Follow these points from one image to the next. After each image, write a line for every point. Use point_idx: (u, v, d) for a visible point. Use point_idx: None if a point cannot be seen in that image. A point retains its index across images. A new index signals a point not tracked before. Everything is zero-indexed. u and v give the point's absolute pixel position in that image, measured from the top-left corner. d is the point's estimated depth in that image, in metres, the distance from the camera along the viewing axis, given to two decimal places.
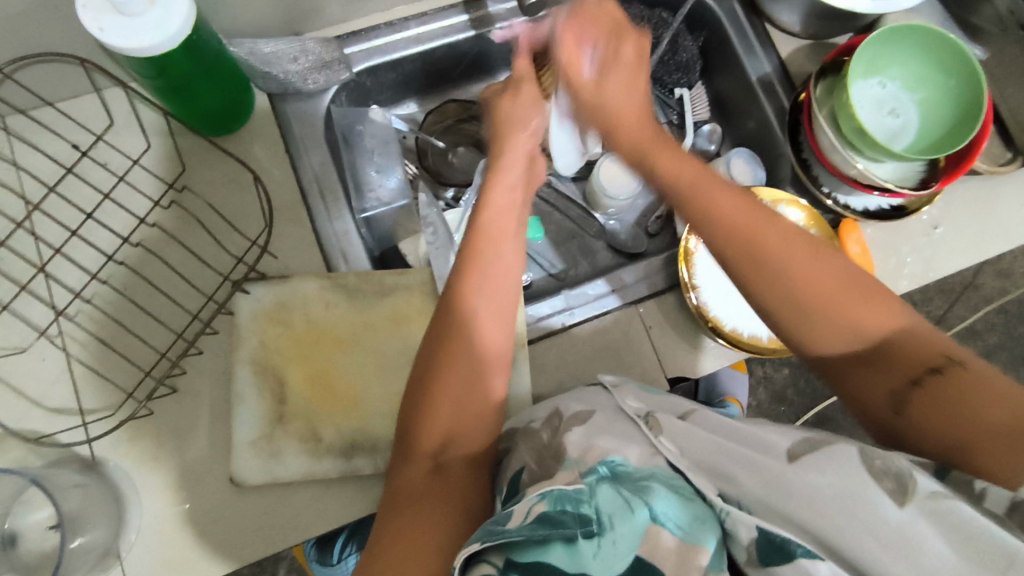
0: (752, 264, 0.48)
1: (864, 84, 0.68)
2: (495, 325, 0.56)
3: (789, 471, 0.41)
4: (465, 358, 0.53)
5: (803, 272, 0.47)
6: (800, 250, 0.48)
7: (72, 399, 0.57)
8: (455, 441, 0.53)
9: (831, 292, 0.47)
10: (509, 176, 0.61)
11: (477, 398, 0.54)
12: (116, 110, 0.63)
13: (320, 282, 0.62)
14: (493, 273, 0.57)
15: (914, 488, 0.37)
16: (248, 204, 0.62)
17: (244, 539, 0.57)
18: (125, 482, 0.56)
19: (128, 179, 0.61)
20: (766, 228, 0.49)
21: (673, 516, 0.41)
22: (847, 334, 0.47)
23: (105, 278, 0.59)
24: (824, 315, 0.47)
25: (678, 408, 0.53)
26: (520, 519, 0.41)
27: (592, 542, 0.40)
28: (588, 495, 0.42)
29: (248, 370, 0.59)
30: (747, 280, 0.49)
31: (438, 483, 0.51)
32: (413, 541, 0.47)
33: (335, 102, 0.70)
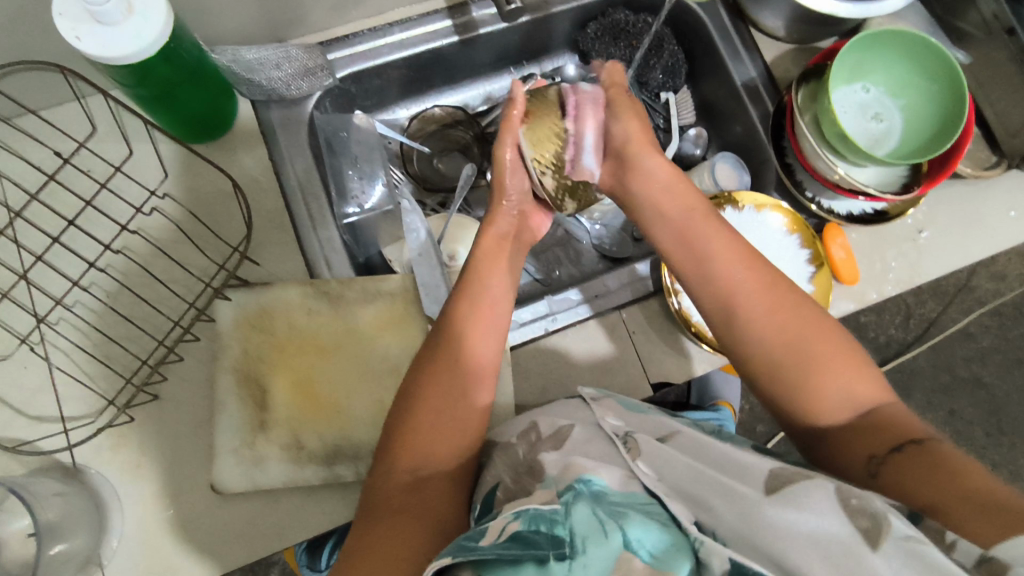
0: (758, 301, 0.54)
1: (847, 90, 0.68)
2: (488, 341, 0.57)
3: (766, 501, 0.41)
4: (455, 374, 0.55)
5: (800, 321, 0.53)
6: (802, 317, 0.53)
7: (55, 407, 0.57)
8: (433, 451, 0.53)
9: (824, 345, 0.51)
10: (503, 224, 0.63)
11: (464, 408, 0.54)
12: (99, 118, 0.63)
13: (302, 289, 0.62)
14: (488, 298, 0.58)
15: (888, 531, 0.37)
16: (229, 211, 0.62)
17: (226, 547, 0.56)
18: (107, 490, 0.56)
19: (110, 186, 0.61)
20: (778, 298, 0.54)
21: (646, 543, 0.41)
22: (837, 394, 0.50)
23: (88, 285, 0.59)
24: (815, 369, 0.50)
25: (660, 429, 0.53)
26: (493, 536, 0.41)
27: (564, 565, 0.39)
28: (563, 516, 0.42)
29: (229, 378, 0.59)
30: (747, 319, 0.54)
31: (415, 493, 0.51)
32: (395, 547, 0.47)
33: (319, 108, 0.69)
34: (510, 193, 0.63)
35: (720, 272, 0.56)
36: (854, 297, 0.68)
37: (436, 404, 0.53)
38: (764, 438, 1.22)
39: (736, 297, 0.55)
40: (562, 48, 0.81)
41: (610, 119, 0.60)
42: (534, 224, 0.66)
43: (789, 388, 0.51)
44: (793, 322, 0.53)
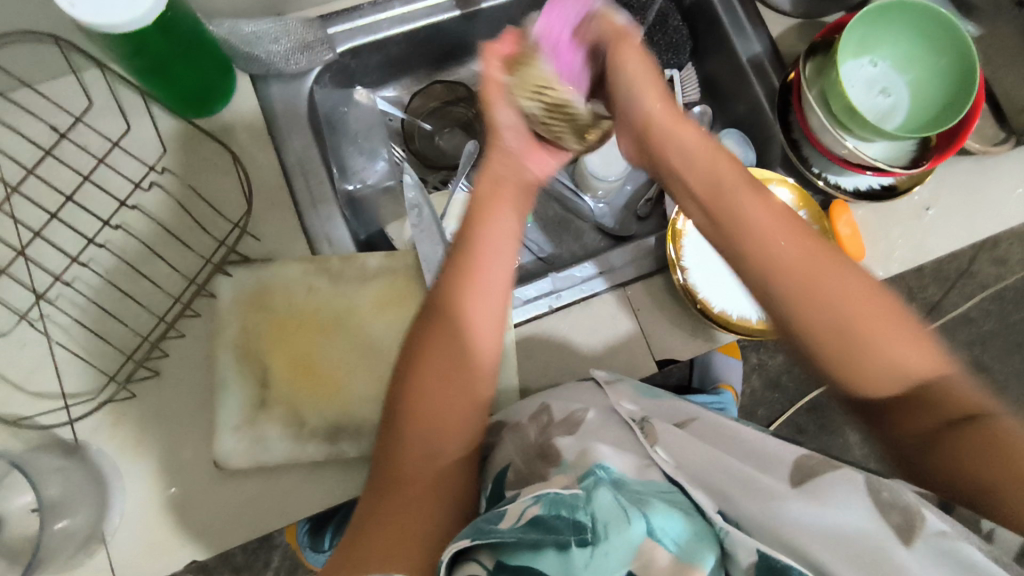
0: (801, 272, 0.47)
1: (855, 63, 0.66)
2: (485, 306, 0.53)
3: (790, 495, 0.41)
4: (451, 351, 0.52)
5: (852, 292, 0.46)
6: (855, 288, 0.46)
7: (54, 383, 0.57)
8: (442, 425, 0.51)
9: (875, 314, 0.45)
10: (501, 173, 0.57)
11: (466, 380, 0.52)
12: (95, 92, 0.62)
13: (304, 266, 0.61)
14: (482, 254, 0.54)
15: (922, 529, 0.37)
16: (229, 186, 0.62)
17: (229, 524, 0.56)
18: (108, 467, 0.56)
19: (108, 161, 0.61)
20: (816, 259, 0.47)
21: (671, 532, 0.40)
22: (891, 368, 0.45)
23: (87, 261, 0.58)
24: (870, 346, 0.45)
25: (675, 415, 0.55)
26: (513, 519, 0.41)
27: (585, 551, 0.40)
28: (584, 501, 0.41)
29: (231, 354, 0.58)
30: (784, 293, 0.47)
31: (428, 468, 0.51)
32: (403, 528, 0.48)
33: (318, 84, 0.68)
34: (505, 128, 0.55)
35: (743, 223, 0.49)
36: None
37: (433, 375, 0.51)
38: (765, 422, 1.22)
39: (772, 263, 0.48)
40: None
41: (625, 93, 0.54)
42: (533, 169, 0.58)
43: (830, 361, 0.46)
44: (842, 292, 0.46)
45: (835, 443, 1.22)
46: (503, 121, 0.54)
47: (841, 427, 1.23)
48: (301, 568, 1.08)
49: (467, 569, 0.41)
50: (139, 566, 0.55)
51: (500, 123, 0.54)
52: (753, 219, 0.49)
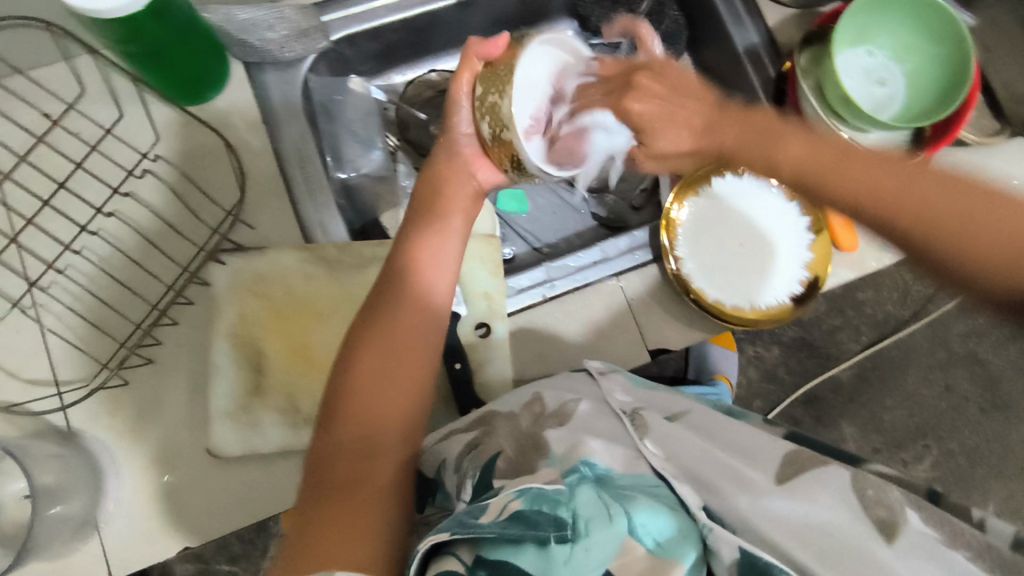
0: (912, 209, 0.44)
1: (852, 53, 0.66)
2: (435, 300, 0.54)
3: (773, 491, 0.42)
4: (392, 324, 0.51)
5: (953, 205, 0.44)
6: (987, 220, 0.43)
7: (48, 370, 0.57)
8: (380, 409, 0.49)
9: (953, 205, 0.43)
10: (461, 179, 0.59)
11: (408, 359, 0.51)
12: (88, 79, 0.61)
13: (298, 253, 0.61)
14: (430, 250, 0.55)
15: (903, 527, 0.40)
16: (223, 174, 0.62)
17: (223, 511, 0.56)
18: (101, 453, 0.56)
19: (101, 148, 0.60)
20: (932, 194, 0.44)
21: (653, 531, 0.40)
22: (997, 268, 0.43)
23: (80, 249, 0.58)
24: (972, 235, 0.43)
25: (669, 407, 0.54)
26: (494, 514, 0.39)
27: (565, 548, 0.38)
28: (567, 497, 0.40)
29: (225, 342, 0.58)
30: (937, 239, 0.44)
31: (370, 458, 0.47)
32: (349, 518, 0.44)
33: (313, 71, 0.68)
34: (461, 138, 0.58)
35: (846, 185, 0.45)
36: (854, 265, 0.67)
37: (373, 364, 0.50)
38: (761, 414, 1.22)
39: (889, 214, 0.44)
40: (561, 13, 0.80)
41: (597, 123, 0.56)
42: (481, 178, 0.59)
43: (970, 277, 0.44)
44: (964, 220, 0.43)
45: (830, 435, 1.23)
46: (460, 129, 0.58)
47: (836, 419, 1.23)
48: None
49: (442, 564, 0.39)
50: (132, 553, 0.55)
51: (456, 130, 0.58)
52: (857, 185, 0.45)
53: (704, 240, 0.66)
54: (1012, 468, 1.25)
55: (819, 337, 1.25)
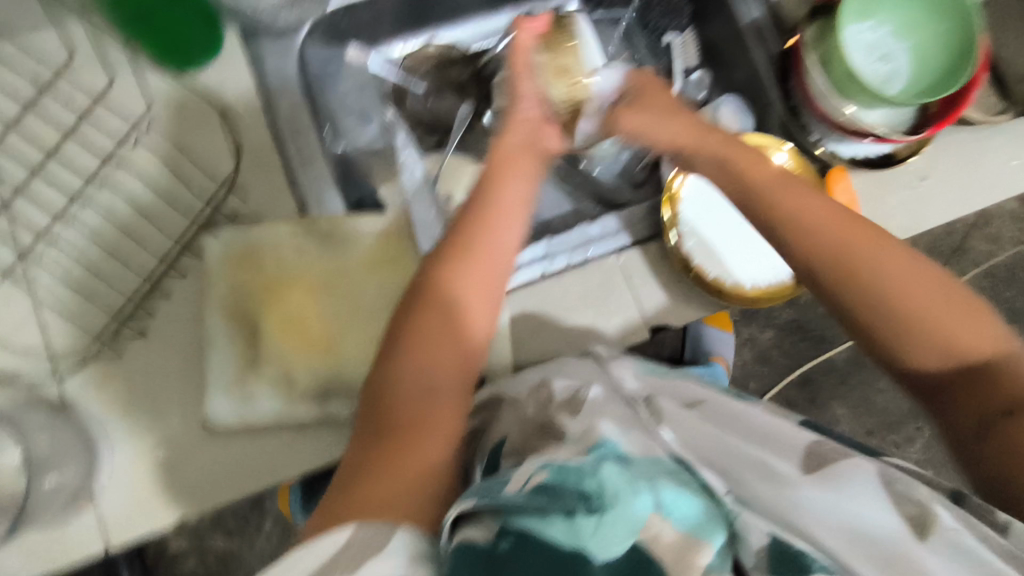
0: (851, 248, 0.50)
1: (857, 29, 0.64)
2: (486, 267, 0.52)
3: (804, 480, 0.42)
4: (445, 315, 0.50)
5: (934, 298, 0.49)
6: (902, 271, 0.50)
7: (40, 342, 0.56)
8: (429, 397, 0.49)
9: (933, 311, 0.49)
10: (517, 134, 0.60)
11: (457, 348, 0.50)
12: (75, 44, 0.59)
13: (292, 226, 0.60)
14: (495, 218, 0.54)
15: (936, 523, 0.39)
16: (217, 144, 0.60)
17: (218, 483, 0.56)
18: (95, 425, 0.55)
19: (91, 116, 0.59)
20: (865, 244, 0.51)
21: (681, 511, 0.40)
22: (939, 348, 0.49)
23: (71, 219, 0.57)
24: (938, 331, 0.49)
25: (684, 395, 0.56)
26: (518, 486, 0.41)
27: (593, 520, 0.39)
28: (591, 471, 0.41)
29: (219, 314, 0.58)
30: (864, 286, 0.50)
31: (417, 436, 0.47)
32: (404, 468, 0.45)
33: (308, 40, 0.66)
34: (524, 98, 0.63)
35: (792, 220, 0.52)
36: None
37: (424, 345, 0.50)
38: (755, 395, 1.23)
39: (842, 259, 0.50)
40: None
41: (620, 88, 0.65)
42: (548, 145, 0.63)
43: (870, 320, 0.50)
44: (895, 271, 0.50)
45: (823, 417, 1.24)
46: (526, 93, 0.63)
47: (829, 401, 1.24)
48: (293, 534, 1.09)
49: (463, 532, 0.40)
50: (126, 526, 0.54)
51: (522, 91, 0.63)
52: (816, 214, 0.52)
53: (704, 229, 0.66)
54: None
55: (814, 319, 1.25)
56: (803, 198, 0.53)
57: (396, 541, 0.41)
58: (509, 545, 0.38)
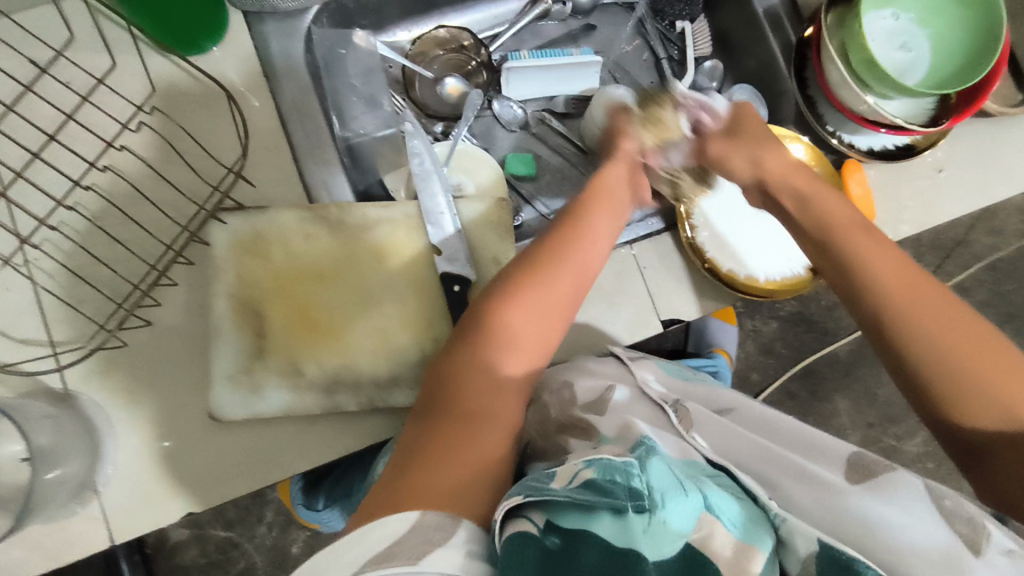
0: (906, 294, 0.50)
1: (875, 15, 0.64)
2: (572, 279, 0.53)
3: (850, 488, 0.43)
4: (530, 314, 0.52)
5: (1001, 367, 0.47)
6: (968, 330, 0.48)
7: (41, 330, 0.55)
8: (490, 403, 0.49)
9: (986, 358, 0.47)
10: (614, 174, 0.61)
11: (524, 355, 0.51)
12: (76, 24, 0.58)
13: (300, 214, 0.59)
14: (591, 233, 0.56)
15: (988, 540, 0.39)
16: (223, 129, 0.59)
17: (225, 474, 0.55)
18: (98, 416, 0.54)
19: (93, 99, 0.57)
20: (930, 293, 0.50)
21: (730, 514, 0.42)
22: (993, 404, 0.46)
23: (72, 205, 0.56)
24: (997, 391, 0.46)
25: (709, 400, 0.58)
26: (565, 481, 0.40)
27: (643, 518, 0.39)
28: (639, 470, 0.41)
29: (226, 303, 0.57)
30: (914, 329, 0.49)
31: (473, 435, 0.47)
32: (468, 458, 0.45)
33: (315, 24, 0.65)
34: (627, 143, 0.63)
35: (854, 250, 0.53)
36: None
37: (504, 342, 0.51)
38: (758, 387, 1.23)
39: (893, 297, 0.50)
40: None
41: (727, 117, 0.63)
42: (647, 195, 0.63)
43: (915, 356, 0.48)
44: (959, 328, 0.48)
45: (824, 409, 1.24)
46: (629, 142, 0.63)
47: (831, 393, 1.24)
48: (294, 524, 1.08)
49: (516, 525, 0.39)
50: (132, 520, 0.53)
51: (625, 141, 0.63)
52: (876, 253, 0.52)
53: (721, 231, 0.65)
54: None
55: (818, 311, 1.24)
56: (877, 242, 0.53)
57: (460, 535, 0.39)
58: (559, 542, 0.38)
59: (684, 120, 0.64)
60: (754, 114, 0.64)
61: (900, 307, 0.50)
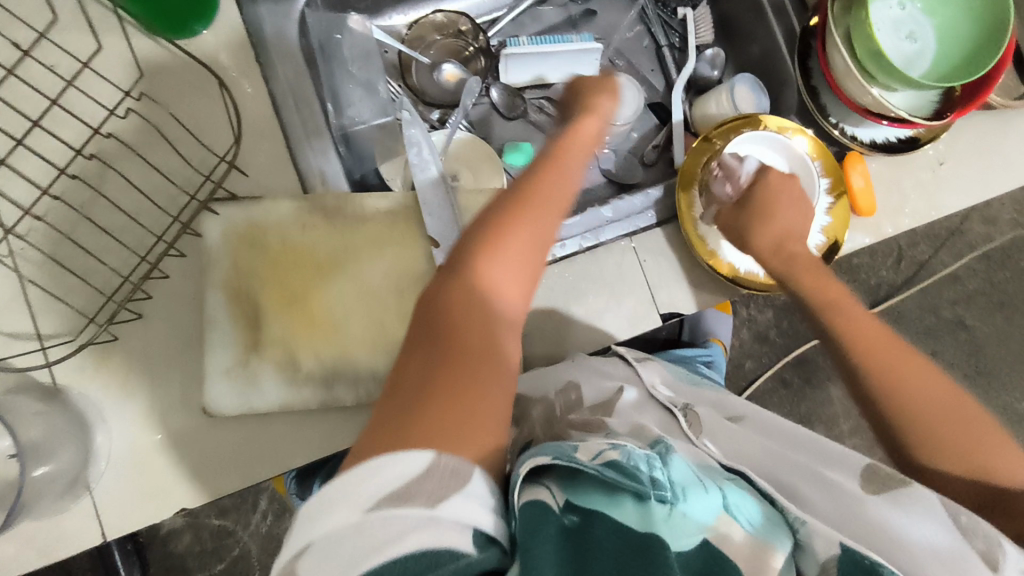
0: (868, 347, 0.53)
1: (883, 4, 0.62)
2: (555, 215, 0.51)
3: (867, 494, 0.44)
4: (512, 256, 0.47)
5: (963, 417, 0.49)
6: (930, 384, 0.50)
7: (29, 324, 0.53)
8: (487, 343, 0.44)
9: (955, 417, 0.49)
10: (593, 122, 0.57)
11: (506, 300, 0.47)
12: (59, 6, 0.56)
13: (296, 202, 0.58)
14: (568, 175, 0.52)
15: (1003, 561, 0.39)
16: (215, 116, 0.57)
17: (220, 469, 0.54)
18: (89, 411, 0.53)
19: (78, 84, 0.55)
20: (886, 347, 0.53)
21: (748, 516, 0.42)
22: (959, 452, 0.48)
23: (59, 194, 0.54)
24: (961, 441, 0.48)
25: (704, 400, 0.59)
26: (592, 456, 0.41)
27: (664, 508, 0.40)
28: (662, 463, 0.42)
29: (220, 295, 0.55)
30: (878, 381, 0.51)
31: (470, 374, 0.41)
32: (470, 400, 0.40)
33: (309, 7, 0.64)
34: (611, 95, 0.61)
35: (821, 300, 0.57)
36: (870, 229, 0.65)
37: (485, 283, 0.46)
38: (752, 375, 1.23)
39: (859, 347, 0.53)
40: None
41: (753, 180, 0.63)
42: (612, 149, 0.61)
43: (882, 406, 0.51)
44: (921, 384, 0.50)
45: (818, 397, 1.25)
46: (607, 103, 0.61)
47: (824, 382, 1.25)
48: (288, 512, 1.08)
49: (534, 493, 0.40)
50: (123, 515, 0.52)
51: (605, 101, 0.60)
52: (839, 305, 0.56)
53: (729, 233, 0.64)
54: None
55: None
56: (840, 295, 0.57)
57: (475, 486, 0.36)
58: (576, 521, 0.38)
59: (718, 184, 0.64)
60: (785, 185, 0.62)
61: (863, 362, 0.52)
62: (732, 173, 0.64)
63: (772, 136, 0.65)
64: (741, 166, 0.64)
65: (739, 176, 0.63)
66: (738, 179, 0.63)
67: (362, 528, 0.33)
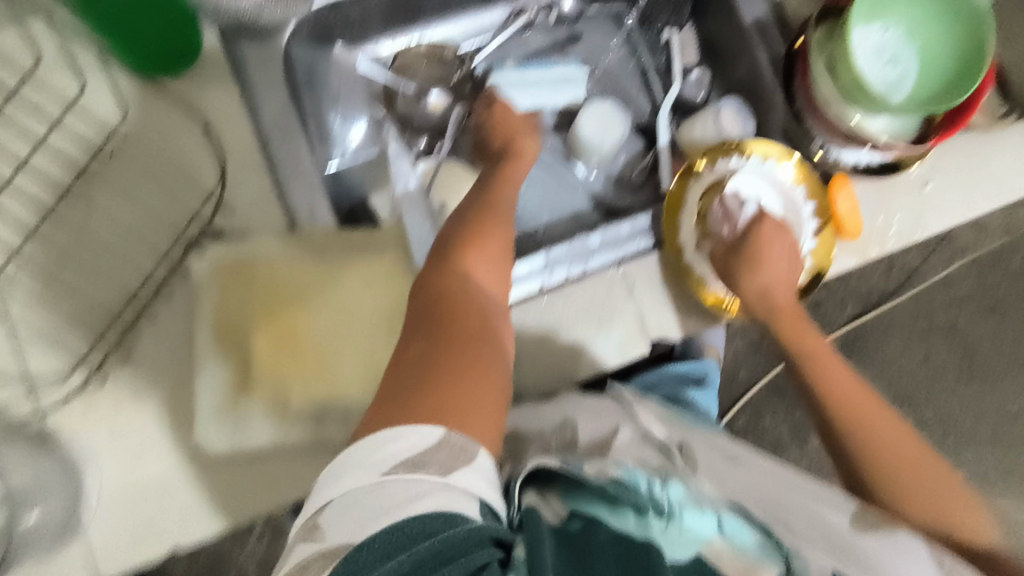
0: (844, 395, 0.57)
1: (866, 30, 0.62)
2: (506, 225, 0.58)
3: (856, 535, 0.47)
4: (487, 253, 0.54)
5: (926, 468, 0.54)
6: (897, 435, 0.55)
7: (17, 365, 0.53)
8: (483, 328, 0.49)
9: (917, 466, 0.54)
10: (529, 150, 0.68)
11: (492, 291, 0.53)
12: (43, 46, 0.56)
13: (283, 239, 0.58)
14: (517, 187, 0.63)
15: None
16: (201, 153, 0.58)
17: (211, 508, 0.54)
18: (79, 451, 0.53)
19: (63, 124, 0.56)
20: (862, 396, 0.57)
21: (742, 540, 0.44)
22: (924, 501, 0.53)
23: (46, 234, 0.54)
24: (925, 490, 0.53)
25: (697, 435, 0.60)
26: (598, 474, 0.46)
27: (661, 521, 0.44)
28: (662, 486, 0.46)
29: (208, 332, 0.56)
30: (855, 429, 0.55)
31: (468, 353, 0.47)
32: (471, 377, 0.45)
33: (295, 39, 0.61)
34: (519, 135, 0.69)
35: (802, 346, 0.60)
36: (855, 251, 0.66)
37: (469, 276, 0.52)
38: (745, 385, 1.24)
39: (836, 394, 0.57)
40: None
41: (753, 222, 0.63)
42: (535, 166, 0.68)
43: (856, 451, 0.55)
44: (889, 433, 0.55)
45: None
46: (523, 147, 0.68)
47: None
48: (284, 531, 1.08)
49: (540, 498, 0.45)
50: (115, 556, 0.52)
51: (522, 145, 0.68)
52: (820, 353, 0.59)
53: None
54: (984, 434, 1.27)
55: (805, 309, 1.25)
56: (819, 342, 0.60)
57: (481, 460, 0.41)
58: (580, 526, 0.43)
59: (718, 224, 0.64)
60: (775, 237, 0.62)
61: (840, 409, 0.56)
62: (733, 214, 0.64)
63: (765, 168, 0.65)
64: (743, 209, 0.64)
65: (740, 217, 0.63)
66: (737, 220, 0.63)
67: (382, 488, 0.38)
